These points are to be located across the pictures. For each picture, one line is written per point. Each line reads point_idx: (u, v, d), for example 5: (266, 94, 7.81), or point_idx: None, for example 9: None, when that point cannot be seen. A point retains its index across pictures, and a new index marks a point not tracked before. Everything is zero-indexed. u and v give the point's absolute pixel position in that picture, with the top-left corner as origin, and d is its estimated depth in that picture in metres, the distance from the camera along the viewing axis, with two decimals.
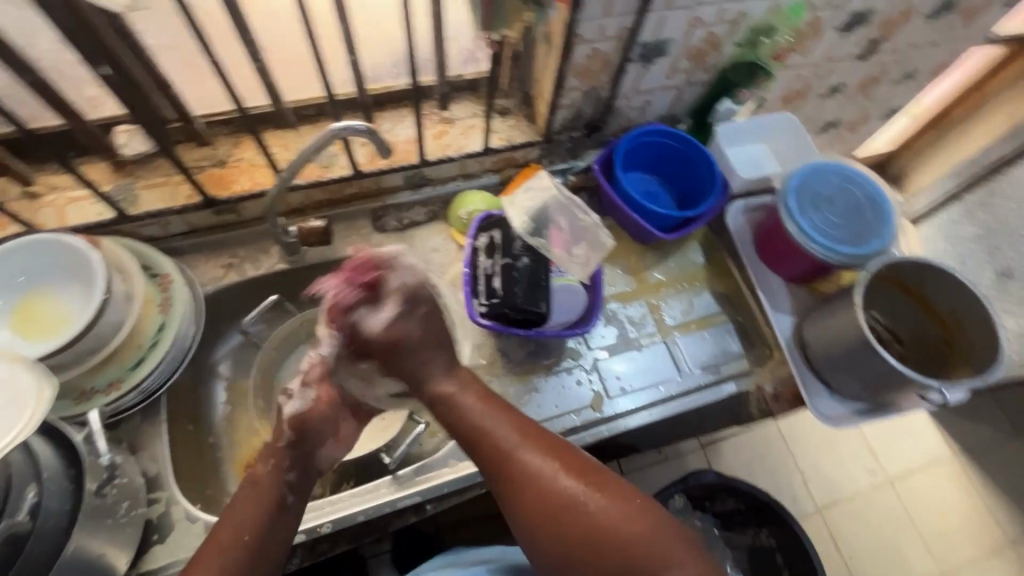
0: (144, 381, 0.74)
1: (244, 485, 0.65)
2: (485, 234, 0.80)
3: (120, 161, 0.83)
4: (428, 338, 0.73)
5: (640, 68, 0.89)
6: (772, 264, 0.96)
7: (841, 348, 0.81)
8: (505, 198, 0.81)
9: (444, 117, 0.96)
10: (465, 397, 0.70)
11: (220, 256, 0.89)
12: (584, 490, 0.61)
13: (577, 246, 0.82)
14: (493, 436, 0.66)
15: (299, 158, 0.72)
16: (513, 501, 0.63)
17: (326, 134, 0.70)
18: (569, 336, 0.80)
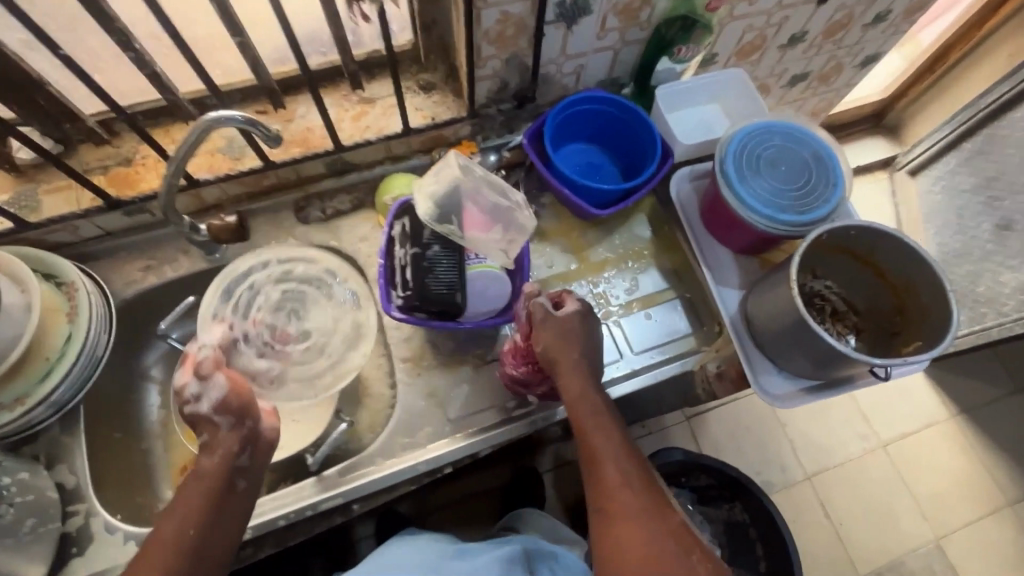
0: (53, 393, 0.72)
1: (190, 479, 0.63)
2: (398, 222, 0.76)
3: (19, 166, 0.80)
4: (576, 357, 0.74)
5: (564, 29, 0.82)
6: (716, 236, 0.88)
7: (781, 322, 0.75)
8: (414, 181, 0.74)
9: (363, 98, 0.90)
10: (592, 421, 0.72)
11: (137, 259, 0.86)
12: (680, 555, 0.62)
13: (496, 228, 0.75)
14: (609, 467, 0.69)
15: (179, 158, 0.67)
16: (607, 536, 0.66)
17: (199, 125, 0.65)
18: (489, 326, 0.77)
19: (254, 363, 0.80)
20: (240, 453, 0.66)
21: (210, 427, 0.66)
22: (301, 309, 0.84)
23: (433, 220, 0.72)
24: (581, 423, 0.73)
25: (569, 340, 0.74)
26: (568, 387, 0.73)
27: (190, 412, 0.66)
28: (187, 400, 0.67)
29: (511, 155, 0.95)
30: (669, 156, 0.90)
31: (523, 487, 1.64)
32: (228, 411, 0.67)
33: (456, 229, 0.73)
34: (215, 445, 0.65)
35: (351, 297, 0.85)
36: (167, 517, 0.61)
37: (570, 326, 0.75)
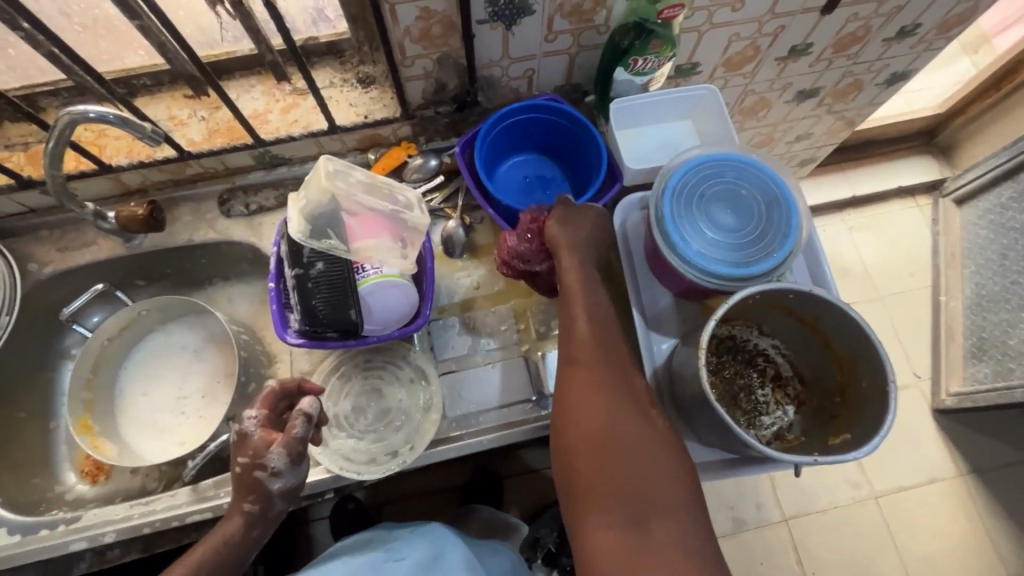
0: None
1: (222, 532, 0.64)
2: (282, 242, 0.72)
3: None
4: (584, 229, 0.72)
5: (501, 30, 0.73)
6: (657, 275, 0.78)
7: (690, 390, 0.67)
8: (289, 197, 0.70)
9: (298, 89, 0.85)
10: (580, 288, 0.68)
11: (55, 239, 0.85)
12: (640, 416, 0.58)
13: (386, 235, 0.70)
14: (589, 329, 0.65)
15: (55, 141, 0.65)
16: (566, 392, 0.62)
17: (65, 117, 0.62)
18: (400, 336, 0.70)
19: (340, 440, 0.75)
20: (253, 528, 0.66)
21: (265, 503, 0.66)
22: (378, 392, 0.78)
23: (307, 238, 0.67)
24: (569, 287, 0.69)
25: (577, 215, 0.73)
26: (565, 258, 0.70)
27: (257, 480, 0.65)
28: (262, 466, 0.65)
29: (451, 160, 0.88)
30: (616, 180, 0.82)
31: (477, 488, 1.51)
32: (287, 498, 0.68)
33: (334, 241, 0.68)
34: (256, 518, 0.66)
35: (417, 375, 0.79)
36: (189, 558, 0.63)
37: (586, 208, 0.74)
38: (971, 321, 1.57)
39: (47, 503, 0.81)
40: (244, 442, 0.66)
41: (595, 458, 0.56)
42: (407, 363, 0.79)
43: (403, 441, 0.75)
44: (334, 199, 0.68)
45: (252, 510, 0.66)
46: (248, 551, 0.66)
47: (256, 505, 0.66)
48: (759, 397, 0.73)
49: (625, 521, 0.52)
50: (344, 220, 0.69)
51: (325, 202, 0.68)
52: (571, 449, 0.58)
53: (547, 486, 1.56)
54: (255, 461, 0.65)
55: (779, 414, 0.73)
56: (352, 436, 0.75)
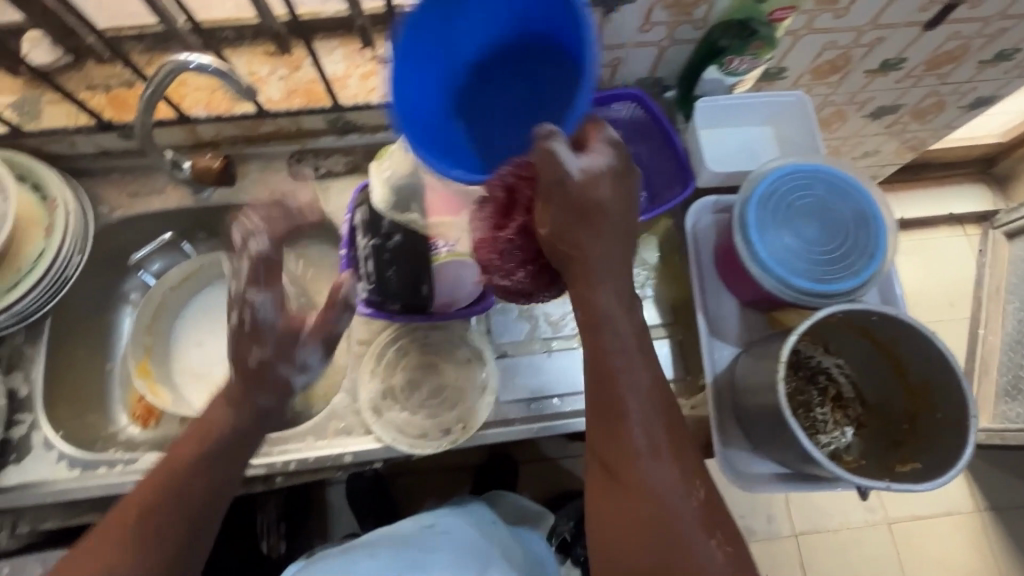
0: (16, 305, 0.73)
1: (219, 419, 0.61)
2: (359, 210, 0.72)
3: (28, 72, 0.80)
4: (619, 267, 0.57)
5: (599, 16, 0.71)
6: (726, 281, 0.78)
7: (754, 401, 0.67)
8: (371, 167, 0.71)
9: (379, 56, 0.84)
10: (617, 360, 0.55)
11: (126, 184, 0.85)
12: (706, 550, 0.51)
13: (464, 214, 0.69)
14: (635, 432, 0.53)
15: (152, 88, 0.65)
16: (612, 504, 0.53)
17: (170, 65, 0.62)
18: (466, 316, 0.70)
19: (395, 413, 0.75)
20: (261, 421, 0.63)
21: (282, 396, 0.64)
22: (434, 370, 0.78)
23: (390, 209, 0.68)
24: (603, 359, 0.56)
25: (595, 213, 0.55)
26: (589, 300, 0.56)
27: (283, 374, 0.64)
28: (290, 360, 0.64)
29: None
30: (692, 181, 0.81)
31: (495, 471, 1.53)
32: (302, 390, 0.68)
33: (415, 215, 0.68)
34: (267, 413, 0.64)
35: (475, 357, 0.78)
36: (186, 454, 0.57)
37: (591, 193, 0.54)
38: (1010, 359, 1.54)
39: (102, 441, 0.82)
40: (259, 329, 0.63)
41: None
42: (464, 343, 0.79)
43: (456, 419, 0.75)
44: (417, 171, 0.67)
45: (269, 401, 0.63)
46: (258, 435, 0.63)
47: (271, 398, 0.63)
48: (818, 415, 0.72)
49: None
50: (426, 194, 0.68)
51: (411, 174, 0.67)
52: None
53: (562, 477, 1.57)
54: (281, 356, 0.64)
55: (837, 435, 0.71)
56: (406, 410, 0.75)
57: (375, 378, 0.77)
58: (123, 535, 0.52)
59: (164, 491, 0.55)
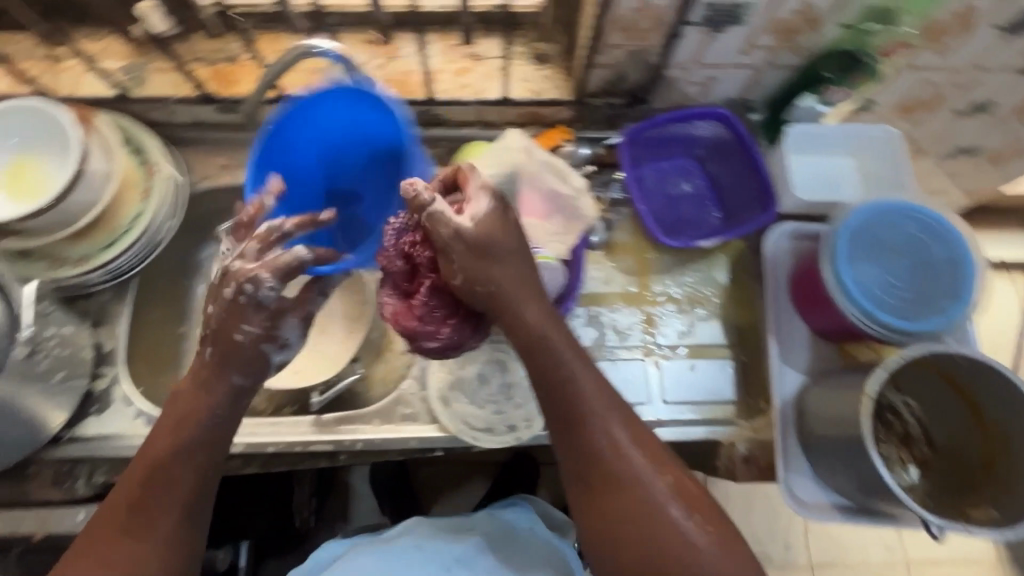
0: (112, 262, 0.77)
1: (193, 412, 0.59)
2: None
3: (138, 39, 0.83)
4: (533, 281, 0.62)
5: (705, 34, 0.72)
6: (800, 308, 0.78)
7: (827, 431, 0.68)
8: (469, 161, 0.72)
9: (472, 53, 0.85)
10: (557, 372, 0.59)
11: (217, 156, 0.88)
12: (687, 526, 0.55)
13: (554, 218, 0.71)
14: (595, 430, 0.58)
15: (268, 75, 0.71)
16: (598, 514, 0.57)
17: (292, 50, 0.69)
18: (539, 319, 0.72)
19: (462, 406, 0.77)
20: (240, 398, 0.61)
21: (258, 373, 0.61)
22: (504, 368, 0.79)
23: None
24: (549, 377, 0.60)
25: (494, 252, 0.60)
26: (526, 320, 0.60)
27: (263, 351, 0.61)
28: (273, 338, 0.61)
29: (605, 152, 0.88)
30: (772, 204, 0.81)
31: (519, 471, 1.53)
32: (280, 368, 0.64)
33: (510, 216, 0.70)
34: (246, 391, 0.62)
35: None
36: (162, 452, 0.57)
37: (484, 239, 0.59)
38: None
39: None
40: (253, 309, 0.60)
41: None
42: None
43: (523, 416, 0.76)
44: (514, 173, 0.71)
45: (242, 377, 0.61)
46: (232, 425, 0.61)
47: (252, 377, 0.61)
48: (884, 452, 0.72)
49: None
50: (522, 195, 0.71)
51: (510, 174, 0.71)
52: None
53: None
54: (262, 334, 0.61)
55: (902, 474, 0.71)
56: (473, 404, 0.77)
57: (445, 369, 0.79)
58: (116, 537, 0.53)
59: (147, 492, 0.55)
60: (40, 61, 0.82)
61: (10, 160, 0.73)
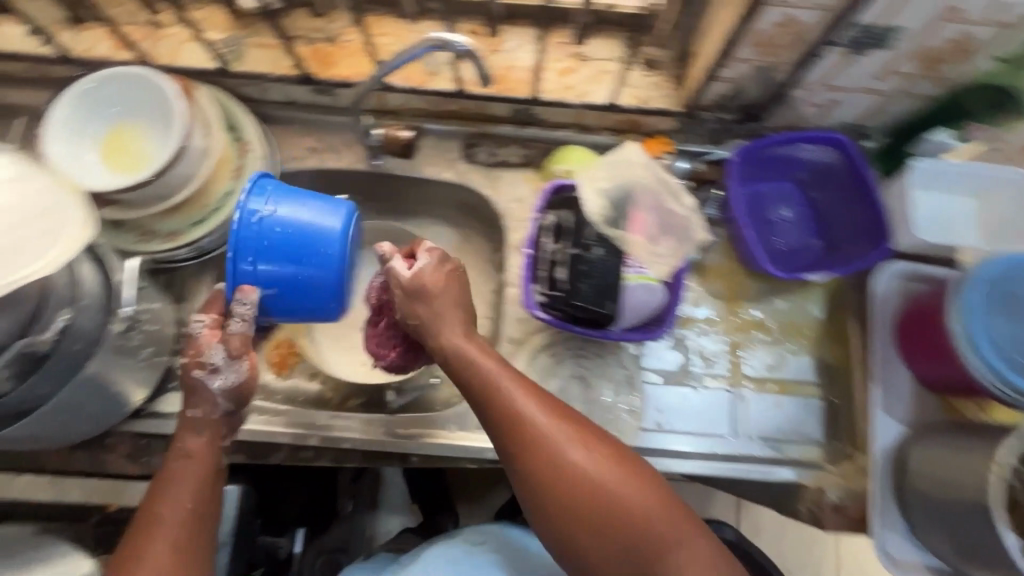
0: (201, 240, 0.75)
1: (173, 457, 0.59)
2: (554, 212, 0.70)
3: (240, 11, 0.81)
4: (455, 305, 0.67)
5: (844, 56, 0.67)
6: (906, 355, 0.75)
7: (934, 490, 0.66)
8: (581, 171, 0.69)
9: (578, 52, 0.81)
10: (473, 374, 0.62)
11: (306, 137, 0.86)
12: (621, 479, 0.57)
13: (664, 238, 0.67)
14: (512, 402, 0.59)
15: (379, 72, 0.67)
16: (541, 504, 0.57)
17: (423, 43, 0.62)
18: (635, 343, 0.68)
19: None
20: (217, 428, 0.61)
21: (209, 405, 0.60)
22: (585, 387, 0.77)
23: (601, 221, 0.67)
24: (472, 385, 0.62)
25: (423, 299, 0.66)
26: (450, 339, 0.65)
27: (196, 380, 0.60)
28: (200, 362, 0.60)
29: (705, 169, 0.84)
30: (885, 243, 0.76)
31: None
32: (236, 399, 0.61)
33: (621, 232, 0.66)
34: (205, 420, 0.60)
35: (624, 380, 0.78)
36: (151, 503, 0.56)
37: (422, 284, 0.66)
38: None
39: None
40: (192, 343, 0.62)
41: (619, 548, 0.55)
42: (616, 364, 0.78)
43: None
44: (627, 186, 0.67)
45: (200, 410, 0.60)
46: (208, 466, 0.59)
47: (201, 409, 0.60)
48: None
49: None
50: (635, 211, 0.68)
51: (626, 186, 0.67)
52: (571, 544, 0.56)
53: None
54: (195, 359, 0.61)
55: None
56: None
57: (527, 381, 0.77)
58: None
59: (139, 538, 0.54)
60: (141, 25, 0.81)
61: (104, 129, 0.71)
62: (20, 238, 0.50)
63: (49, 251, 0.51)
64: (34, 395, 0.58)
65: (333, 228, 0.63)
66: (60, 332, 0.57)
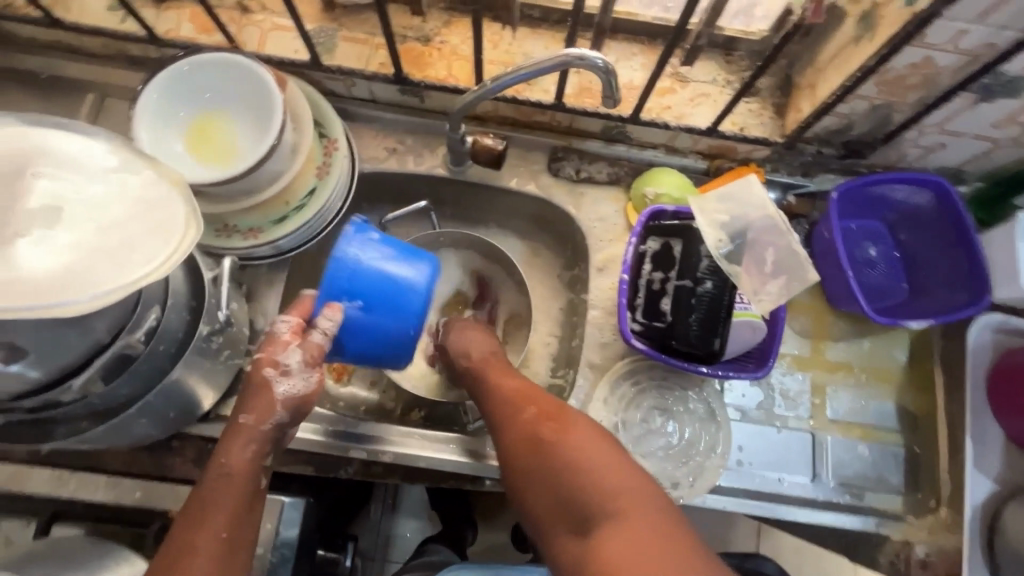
0: (280, 239, 0.72)
1: (212, 473, 0.52)
2: (659, 240, 0.68)
3: (332, 2, 0.77)
4: (484, 339, 0.71)
5: (970, 102, 0.65)
6: (998, 411, 0.73)
7: None
8: (693, 199, 0.66)
9: (678, 73, 0.79)
10: (466, 364, 0.69)
11: (387, 138, 0.82)
12: (562, 434, 0.55)
13: (777, 278, 0.64)
14: (490, 378, 0.65)
15: (494, 87, 0.65)
16: (507, 474, 0.58)
17: (559, 58, 0.59)
18: (735, 380, 0.66)
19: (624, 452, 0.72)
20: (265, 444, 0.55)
21: (266, 413, 0.55)
22: (665, 418, 0.75)
23: (718, 253, 0.64)
24: (465, 372, 0.69)
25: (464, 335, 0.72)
26: (462, 343, 0.71)
27: (266, 380, 0.55)
28: (273, 363, 0.56)
29: (795, 202, 0.82)
30: (985, 295, 0.73)
31: None
32: (294, 411, 0.57)
33: (736, 267, 0.64)
34: (259, 435, 0.55)
35: (705, 413, 0.75)
36: (182, 527, 0.50)
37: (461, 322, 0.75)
38: None
39: None
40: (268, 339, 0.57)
41: (565, 512, 0.52)
42: (699, 397, 0.76)
43: (685, 475, 0.72)
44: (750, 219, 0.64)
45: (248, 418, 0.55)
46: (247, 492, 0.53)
47: (261, 414, 0.55)
48: None
49: (579, 543, 0.50)
50: (753, 246, 0.65)
51: (745, 219, 0.64)
52: (534, 509, 0.55)
53: None
54: (268, 356, 0.56)
55: None
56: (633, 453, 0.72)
57: (609, 409, 0.74)
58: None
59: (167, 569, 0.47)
60: (229, 9, 0.78)
61: (194, 118, 0.68)
62: (131, 238, 0.47)
63: (157, 256, 0.46)
64: (115, 396, 0.56)
65: (420, 280, 0.62)
66: (149, 333, 0.54)
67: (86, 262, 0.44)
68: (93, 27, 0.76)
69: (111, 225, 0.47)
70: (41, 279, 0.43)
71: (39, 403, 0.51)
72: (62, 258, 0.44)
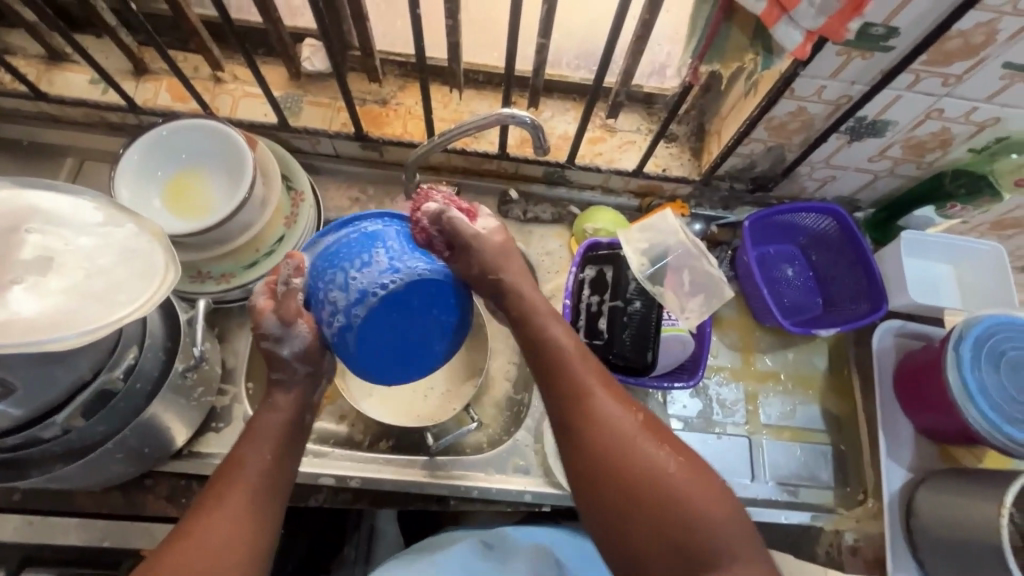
0: (250, 283, 0.78)
1: (265, 409, 0.60)
2: (592, 268, 0.77)
3: (298, 72, 0.87)
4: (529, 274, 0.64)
5: (844, 142, 0.78)
6: (905, 404, 0.82)
7: (939, 531, 0.72)
8: (621, 231, 0.76)
9: (606, 124, 0.90)
10: (532, 326, 0.61)
11: (350, 188, 0.91)
12: (664, 454, 0.53)
13: (696, 296, 0.74)
14: (569, 362, 0.58)
15: (439, 141, 0.74)
16: (586, 467, 0.54)
17: (495, 116, 0.68)
18: (670, 390, 0.74)
19: None
20: (292, 389, 0.60)
21: (287, 371, 0.60)
22: None
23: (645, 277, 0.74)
24: (529, 337, 0.60)
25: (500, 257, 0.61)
26: (526, 292, 0.62)
27: (266, 350, 0.58)
28: (263, 334, 0.58)
29: (718, 231, 0.92)
30: (883, 303, 0.84)
31: None
32: (310, 360, 0.60)
33: (660, 288, 0.74)
34: (286, 381, 0.60)
35: None
36: (240, 444, 0.57)
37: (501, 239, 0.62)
38: None
39: None
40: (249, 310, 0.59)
41: (658, 538, 0.50)
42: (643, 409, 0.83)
43: None
44: (669, 246, 0.74)
45: (281, 376, 0.60)
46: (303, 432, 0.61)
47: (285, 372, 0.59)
48: None
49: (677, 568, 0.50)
50: (674, 271, 0.74)
51: (664, 246, 0.74)
52: (618, 518, 0.52)
53: None
54: (258, 329, 0.59)
55: None
56: None
57: None
58: (192, 527, 0.51)
59: (220, 486, 0.54)
60: (204, 80, 0.86)
61: (171, 177, 0.75)
62: (114, 283, 0.52)
63: (139, 297, 0.52)
64: (92, 434, 0.60)
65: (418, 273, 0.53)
66: (127, 372, 0.59)
67: (71, 306, 0.50)
68: (78, 98, 0.83)
69: (96, 272, 0.52)
70: (31, 322, 0.48)
71: (21, 441, 0.55)
72: (50, 302, 0.49)
